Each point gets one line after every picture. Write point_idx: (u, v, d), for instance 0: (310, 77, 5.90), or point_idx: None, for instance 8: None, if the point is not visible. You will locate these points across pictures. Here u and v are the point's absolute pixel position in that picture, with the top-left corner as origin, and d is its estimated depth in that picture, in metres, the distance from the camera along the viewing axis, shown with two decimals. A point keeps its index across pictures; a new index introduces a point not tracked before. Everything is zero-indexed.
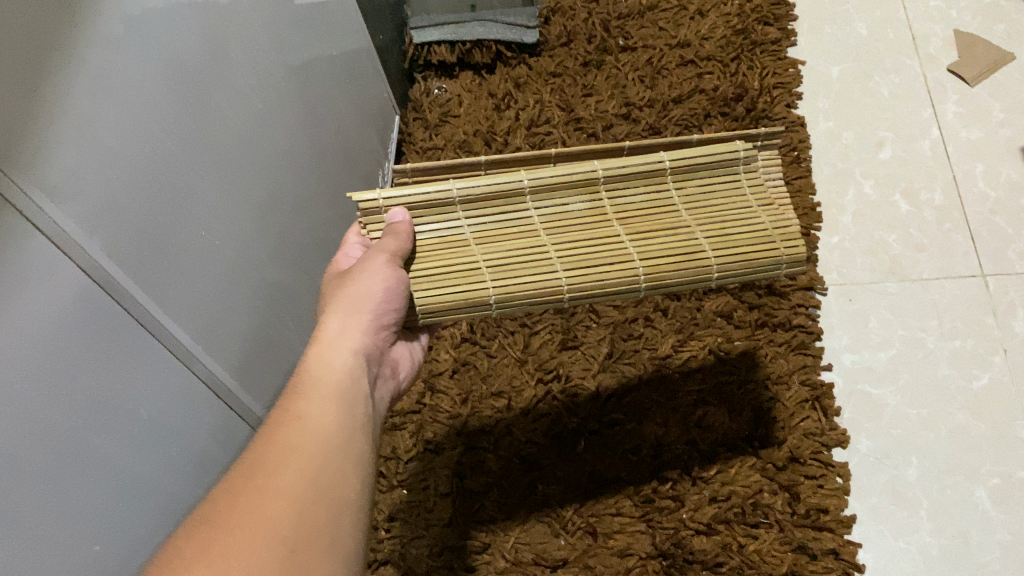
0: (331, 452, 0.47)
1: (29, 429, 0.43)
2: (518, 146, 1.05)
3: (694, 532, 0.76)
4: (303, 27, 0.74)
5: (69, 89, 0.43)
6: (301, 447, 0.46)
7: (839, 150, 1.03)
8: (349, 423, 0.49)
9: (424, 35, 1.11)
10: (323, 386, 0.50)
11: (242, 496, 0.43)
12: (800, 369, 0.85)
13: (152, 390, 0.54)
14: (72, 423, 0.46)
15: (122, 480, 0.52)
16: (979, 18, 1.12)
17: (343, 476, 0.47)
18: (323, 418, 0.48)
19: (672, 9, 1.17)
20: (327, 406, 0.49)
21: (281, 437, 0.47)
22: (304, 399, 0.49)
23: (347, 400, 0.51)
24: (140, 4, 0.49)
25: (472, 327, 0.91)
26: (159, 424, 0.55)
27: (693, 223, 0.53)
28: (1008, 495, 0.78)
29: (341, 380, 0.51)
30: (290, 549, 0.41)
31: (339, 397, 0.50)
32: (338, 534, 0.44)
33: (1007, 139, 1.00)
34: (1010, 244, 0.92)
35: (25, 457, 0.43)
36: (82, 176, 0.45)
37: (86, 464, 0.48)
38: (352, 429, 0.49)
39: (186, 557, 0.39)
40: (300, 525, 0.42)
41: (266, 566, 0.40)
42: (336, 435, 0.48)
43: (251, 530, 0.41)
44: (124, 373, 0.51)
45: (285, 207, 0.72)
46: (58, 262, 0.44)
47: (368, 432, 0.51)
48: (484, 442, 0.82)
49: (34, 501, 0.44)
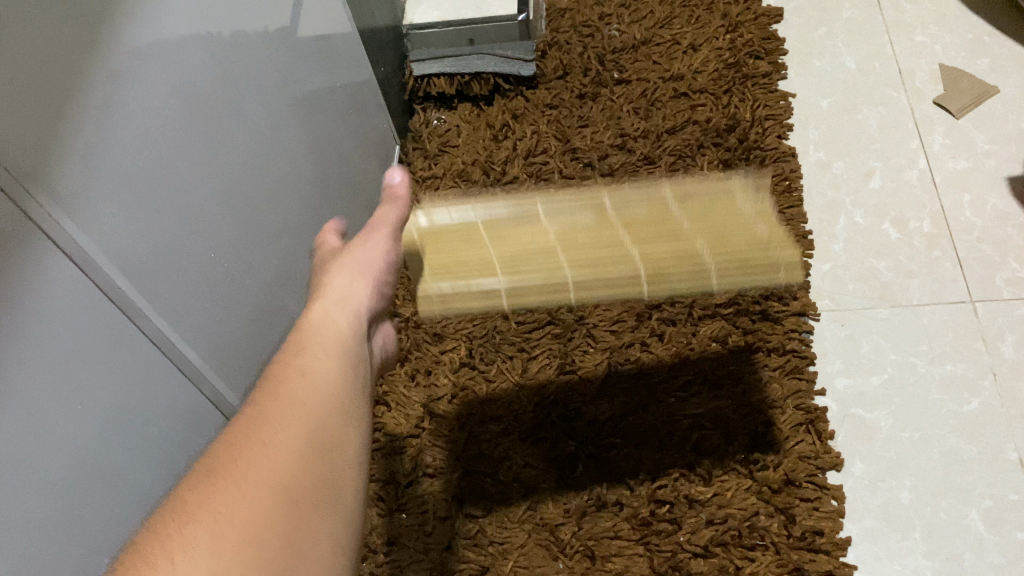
0: (332, 406, 0.48)
1: (50, 438, 0.45)
2: (516, 174, 1.09)
3: (692, 554, 0.77)
4: (310, 61, 0.77)
5: (89, 114, 0.45)
6: (302, 402, 0.47)
7: (829, 180, 1.05)
8: (348, 380, 0.50)
9: (424, 69, 1.14)
10: (324, 345, 0.52)
11: (245, 446, 0.43)
12: (794, 394, 0.87)
13: (159, 404, 0.55)
14: (88, 434, 0.48)
15: (130, 495, 0.53)
16: (964, 54, 1.15)
17: (344, 433, 0.47)
18: (324, 374, 0.49)
19: (665, 44, 1.21)
20: (328, 364, 0.50)
21: (284, 390, 0.47)
22: (304, 356, 0.50)
23: (346, 358, 0.52)
24: (155, 30, 0.51)
25: (471, 352, 0.93)
26: (166, 440, 0.57)
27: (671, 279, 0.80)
28: (999, 516, 0.79)
29: (340, 339, 0.53)
30: (293, 506, 0.41)
31: (338, 358, 0.51)
32: (338, 490, 0.44)
33: (993, 169, 1.03)
34: (997, 270, 0.94)
35: (44, 467, 0.45)
36: (100, 197, 0.46)
37: (98, 474, 0.49)
38: (351, 387, 0.50)
39: (188, 507, 0.39)
40: (303, 479, 0.43)
41: (270, 518, 0.40)
42: (336, 394, 0.49)
43: (254, 479, 0.41)
44: (134, 388, 0.52)
45: (291, 236, 0.74)
46: (76, 279, 0.46)
47: (367, 391, 0.52)
48: (484, 467, 0.84)
49: (49, 509, 0.45)
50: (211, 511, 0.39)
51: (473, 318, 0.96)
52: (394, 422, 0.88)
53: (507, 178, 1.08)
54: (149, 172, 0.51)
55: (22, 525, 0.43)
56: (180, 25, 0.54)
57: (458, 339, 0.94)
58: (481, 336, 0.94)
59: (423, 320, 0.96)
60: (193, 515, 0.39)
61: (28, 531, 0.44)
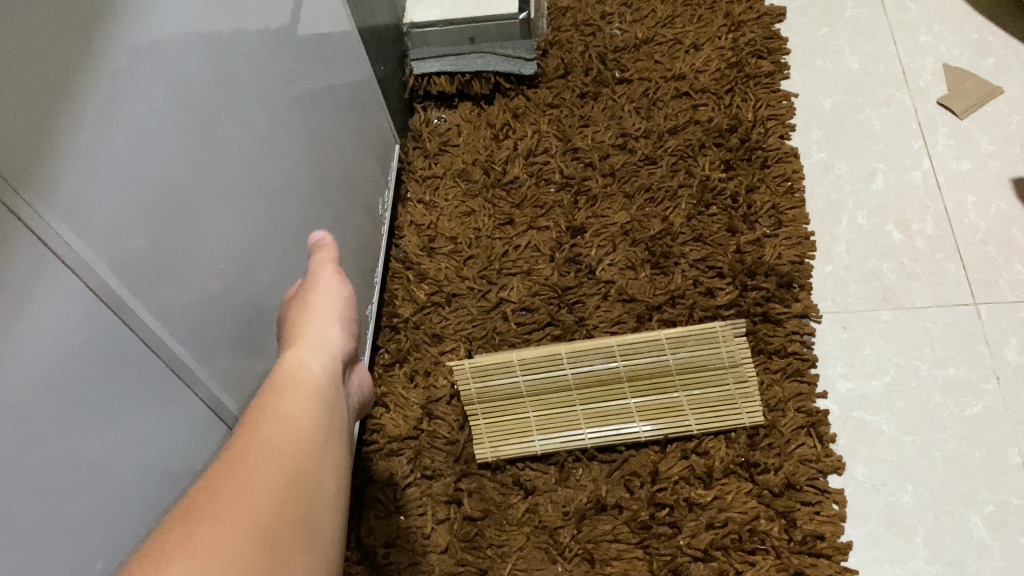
0: (311, 449, 0.48)
1: (51, 448, 0.43)
2: (516, 174, 1.08)
3: (692, 558, 0.76)
4: (308, 60, 0.76)
5: (81, 113, 0.44)
6: (283, 442, 0.47)
7: (832, 181, 1.04)
8: (323, 426, 0.51)
9: (424, 67, 1.13)
10: (302, 388, 0.53)
11: (225, 484, 0.43)
12: (795, 397, 0.87)
13: (160, 413, 0.53)
14: (90, 442, 0.46)
15: (131, 505, 0.50)
16: (968, 53, 1.14)
17: (320, 476, 0.48)
18: (300, 418, 0.50)
19: (666, 43, 1.20)
20: (305, 408, 0.51)
21: (264, 430, 0.48)
22: (282, 398, 0.51)
23: (322, 402, 0.53)
24: (150, 33, 0.50)
25: (471, 353, 0.93)
26: (169, 448, 0.55)
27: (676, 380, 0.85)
28: (1002, 521, 0.78)
29: (316, 384, 0.55)
30: (271, 544, 0.41)
31: (316, 402, 0.53)
32: (314, 531, 0.45)
33: (997, 171, 1.02)
34: (1001, 273, 0.94)
35: (47, 479, 0.43)
36: (96, 199, 0.45)
37: (103, 484, 0.47)
38: (326, 432, 0.51)
39: (168, 544, 0.39)
40: (280, 517, 0.43)
41: (249, 557, 0.40)
42: (313, 436, 0.49)
43: (234, 515, 0.41)
44: (134, 396, 0.50)
45: (289, 237, 0.74)
46: (68, 281, 0.44)
47: (341, 436, 0.53)
48: (484, 469, 0.85)
49: (53, 523, 0.43)
50: (192, 545, 0.39)
51: (473, 319, 0.96)
52: (393, 423, 0.88)
53: (508, 177, 1.08)
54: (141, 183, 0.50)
55: (14, 539, 0.40)
56: (176, 29, 0.53)
57: (458, 341, 0.94)
58: (480, 337, 0.94)
59: (422, 322, 0.96)
60: (173, 548, 0.38)
61: (20, 546, 0.41)
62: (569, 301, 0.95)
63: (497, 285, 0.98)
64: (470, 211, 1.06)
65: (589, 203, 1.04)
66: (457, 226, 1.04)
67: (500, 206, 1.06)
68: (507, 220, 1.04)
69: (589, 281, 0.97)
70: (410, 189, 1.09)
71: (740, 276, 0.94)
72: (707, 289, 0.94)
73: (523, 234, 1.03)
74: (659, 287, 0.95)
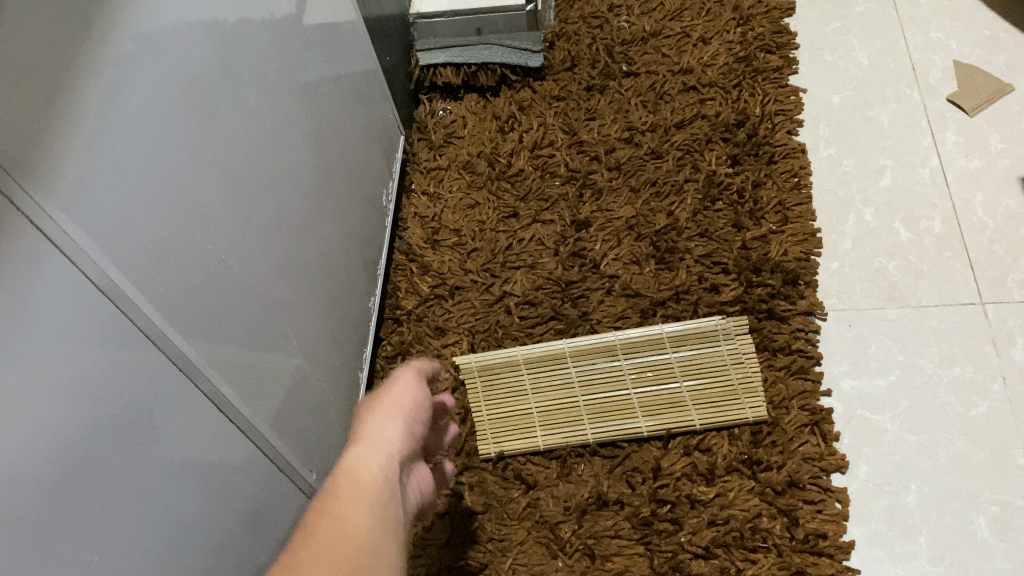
0: (364, 551, 0.41)
1: (55, 445, 0.42)
2: (521, 167, 1.08)
3: (693, 555, 0.76)
4: (312, 51, 0.75)
5: (83, 102, 0.43)
6: (336, 546, 0.40)
7: (840, 177, 1.04)
8: (382, 526, 0.44)
9: (431, 57, 1.12)
10: (360, 488, 0.46)
11: None
12: (800, 394, 0.86)
13: (164, 414, 0.52)
14: (92, 441, 0.45)
15: (134, 499, 0.49)
16: (979, 50, 1.13)
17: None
18: (356, 521, 0.43)
19: (675, 37, 1.19)
20: (361, 510, 0.44)
21: (318, 534, 0.41)
22: (338, 499, 0.44)
23: (381, 501, 0.46)
24: (152, 22, 0.49)
25: (472, 346, 0.93)
26: (176, 448, 0.54)
27: (679, 378, 0.85)
28: (1006, 522, 0.77)
29: (377, 484, 0.47)
30: None
31: (373, 500, 0.45)
32: None
33: (1006, 170, 1.01)
34: (1009, 272, 0.93)
35: (53, 477, 0.42)
36: (96, 188, 0.45)
37: (110, 484, 0.47)
38: (384, 533, 0.44)
39: None
40: None
41: None
42: (370, 537, 0.42)
43: None
44: (137, 394, 0.49)
45: (291, 229, 0.73)
46: (68, 272, 0.43)
47: (400, 538, 0.45)
48: (485, 462, 0.85)
49: (60, 520, 0.43)
50: None
51: (476, 312, 0.96)
52: None
53: (513, 170, 1.07)
54: (132, 174, 0.48)
55: (7, 530, 0.39)
56: (177, 18, 0.52)
57: (460, 334, 0.94)
58: (483, 330, 0.94)
59: (424, 315, 0.96)
60: None
61: (12, 538, 0.39)
62: (573, 295, 0.95)
63: (501, 279, 0.98)
64: (474, 204, 1.05)
65: (594, 197, 1.04)
66: (461, 219, 1.04)
67: (505, 199, 1.05)
68: (511, 213, 1.04)
69: (593, 276, 0.96)
70: (415, 180, 1.08)
71: (745, 273, 0.93)
72: (712, 285, 0.93)
73: (527, 228, 1.02)
74: (664, 282, 0.94)
